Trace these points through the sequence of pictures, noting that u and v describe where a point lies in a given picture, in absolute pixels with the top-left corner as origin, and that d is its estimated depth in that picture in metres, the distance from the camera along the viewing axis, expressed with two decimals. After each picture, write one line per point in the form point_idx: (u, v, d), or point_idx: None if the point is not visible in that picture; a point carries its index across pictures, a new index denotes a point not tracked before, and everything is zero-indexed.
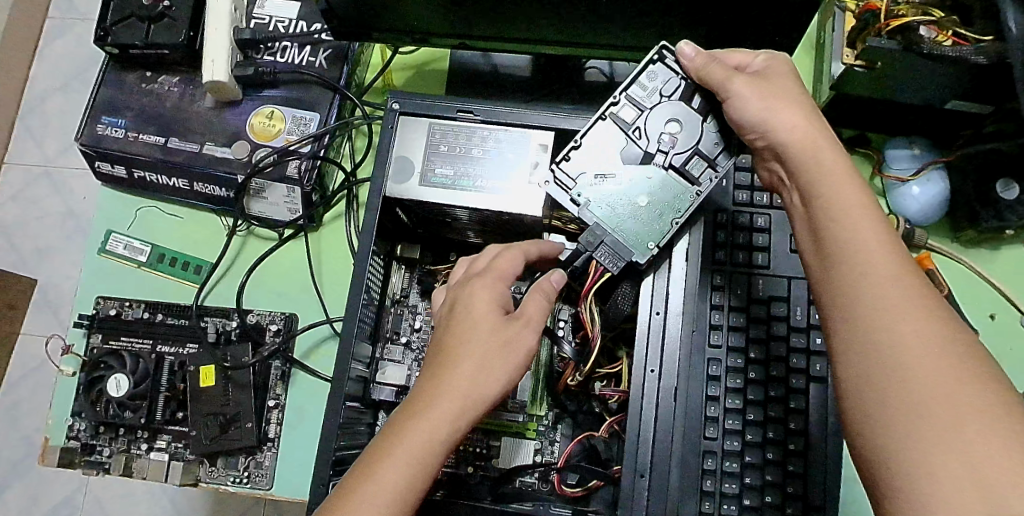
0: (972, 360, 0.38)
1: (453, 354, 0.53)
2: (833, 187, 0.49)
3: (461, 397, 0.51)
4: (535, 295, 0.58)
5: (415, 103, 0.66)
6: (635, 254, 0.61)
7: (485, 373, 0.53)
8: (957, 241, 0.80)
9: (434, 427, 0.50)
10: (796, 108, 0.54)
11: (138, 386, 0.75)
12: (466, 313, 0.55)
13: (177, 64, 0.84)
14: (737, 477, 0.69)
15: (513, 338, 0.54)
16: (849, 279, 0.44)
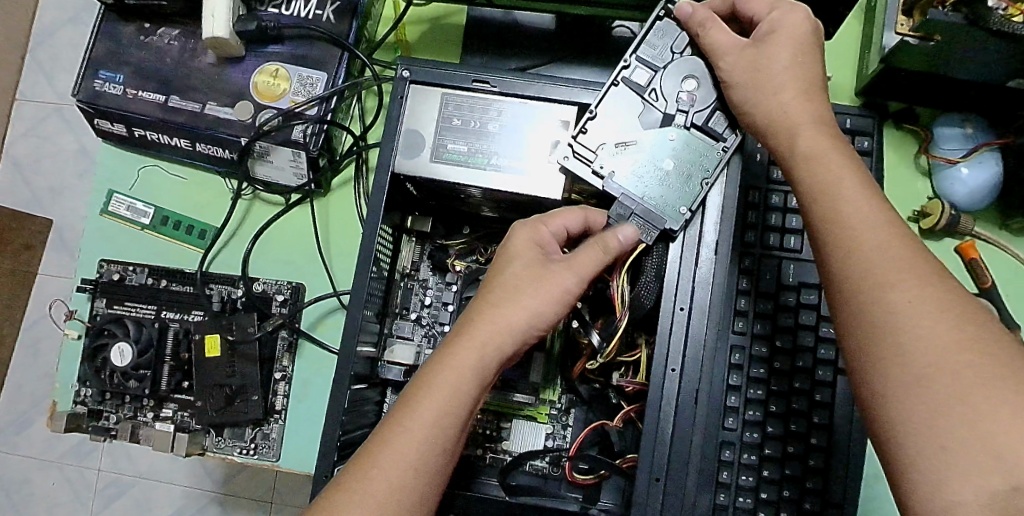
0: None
1: (491, 294, 0.54)
2: (826, 181, 0.47)
3: (494, 324, 0.53)
4: (593, 247, 0.54)
5: (425, 71, 0.61)
6: (668, 221, 0.57)
7: (512, 299, 0.53)
8: (1005, 229, 0.75)
9: (469, 353, 0.52)
10: None
11: (141, 356, 0.73)
12: (508, 253, 0.56)
13: (177, 15, 0.78)
14: (754, 469, 0.66)
15: (543, 268, 0.54)
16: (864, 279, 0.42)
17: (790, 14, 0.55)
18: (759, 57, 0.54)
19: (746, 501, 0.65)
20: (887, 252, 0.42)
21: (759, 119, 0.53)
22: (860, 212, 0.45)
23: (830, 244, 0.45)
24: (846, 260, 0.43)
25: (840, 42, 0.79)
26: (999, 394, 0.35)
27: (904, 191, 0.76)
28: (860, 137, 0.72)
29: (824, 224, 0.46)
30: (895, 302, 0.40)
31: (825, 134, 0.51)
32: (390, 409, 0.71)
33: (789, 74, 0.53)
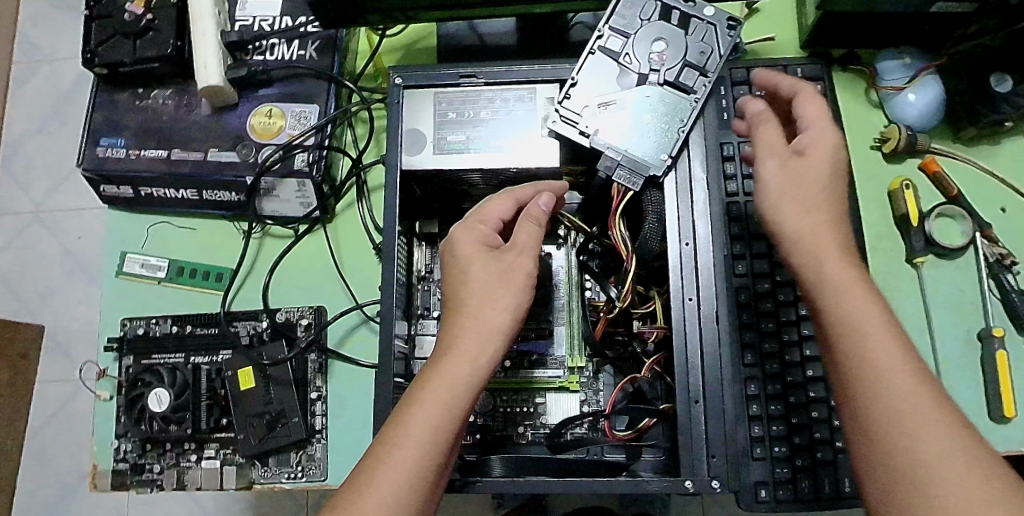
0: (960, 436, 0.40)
1: (461, 301, 0.54)
2: (854, 319, 0.45)
3: (476, 325, 0.53)
4: (527, 224, 0.58)
5: (416, 74, 0.66)
6: (651, 168, 0.61)
7: (489, 300, 0.54)
8: (959, 141, 0.82)
9: (461, 357, 0.51)
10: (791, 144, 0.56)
11: (179, 398, 0.76)
12: (460, 261, 0.56)
13: (168, 76, 0.83)
14: (782, 398, 0.70)
15: (508, 264, 0.56)
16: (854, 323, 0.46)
17: (830, 129, 0.54)
18: (796, 168, 0.53)
19: (781, 429, 0.69)
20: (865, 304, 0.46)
21: (787, 229, 0.51)
22: (889, 357, 0.43)
23: (857, 384, 0.44)
24: (880, 411, 0.42)
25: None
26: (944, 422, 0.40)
27: (862, 124, 0.82)
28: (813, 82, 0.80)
29: (856, 364, 0.44)
30: (924, 455, 0.40)
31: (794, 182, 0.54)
32: None
33: (820, 183, 0.52)
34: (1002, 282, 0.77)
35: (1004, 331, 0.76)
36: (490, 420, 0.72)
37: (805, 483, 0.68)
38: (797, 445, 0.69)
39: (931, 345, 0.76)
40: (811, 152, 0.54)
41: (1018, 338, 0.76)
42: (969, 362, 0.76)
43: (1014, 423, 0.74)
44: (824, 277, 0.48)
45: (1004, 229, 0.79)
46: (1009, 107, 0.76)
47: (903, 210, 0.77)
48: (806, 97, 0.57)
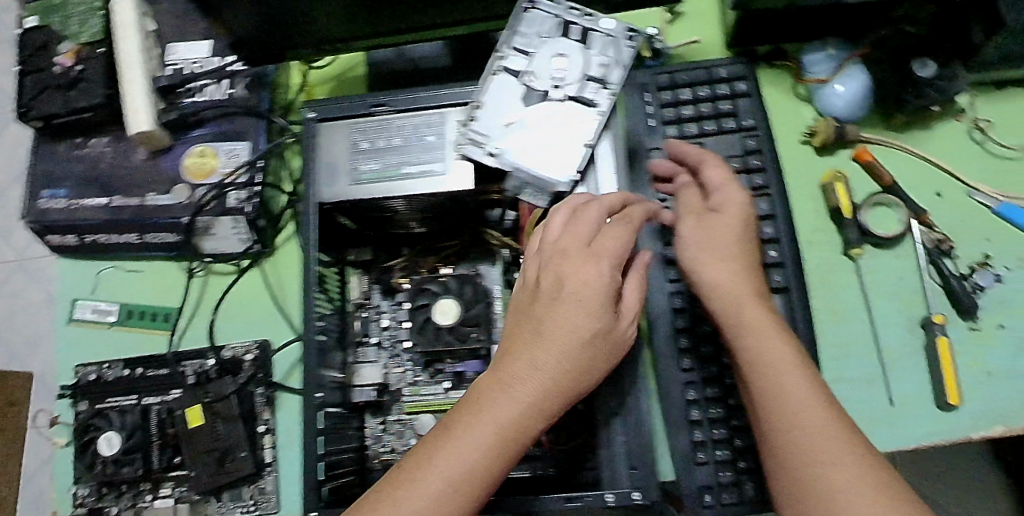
0: (837, 434, 0.51)
1: (543, 330, 0.55)
2: (770, 359, 0.57)
3: (551, 359, 0.54)
4: (610, 247, 0.57)
5: (330, 107, 0.67)
6: (558, 183, 0.60)
7: (565, 337, 0.54)
8: (891, 128, 0.81)
9: (523, 391, 0.53)
10: (693, 205, 0.67)
11: (129, 441, 0.77)
12: (541, 289, 0.57)
13: (104, 124, 0.84)
14: (720, 401, 0.73)
15: (590, 304, 0.55)
16: (762, 354, 0.57)
17: (738, 190, 0.66)
18: (710, 226, 0.64)
19: (721, 431, 0.72)
20: (762, 329, 0.58)
21: (709, 281, 0.62)
22: (791, 383, 0.55)
23: (763, 405, 0.56)
24: (787, 433, 0.53)
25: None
26: (825, 422, 0.52)
27: (793, 118, 0.82)
28: (737, 81, 0.80)
29: (759, 387, 0.56)
30: (829, 479, 0.49)
31: (708, 229, 0.64)
32: (372, 433, 0.76)
33: (734, 240, 0.63)
34: (941, 268, 0.76)
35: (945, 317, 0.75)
36: None
37: (749, 485, 0.70)
38: (738, 448, 0.71)
39: (873, 336, 0.76)
40: (722, 213, 0.65)
41: (959, 322, 0.76)
42: (914, 351, 0.75)
43: (960, 409, 0.73)
44: (744, 319, 0.59)
45: (939, 212, 0.79)
46: (934, 91, 0.75)
47: (835, 203, 0.77)
48: (711, 165, 0.69)
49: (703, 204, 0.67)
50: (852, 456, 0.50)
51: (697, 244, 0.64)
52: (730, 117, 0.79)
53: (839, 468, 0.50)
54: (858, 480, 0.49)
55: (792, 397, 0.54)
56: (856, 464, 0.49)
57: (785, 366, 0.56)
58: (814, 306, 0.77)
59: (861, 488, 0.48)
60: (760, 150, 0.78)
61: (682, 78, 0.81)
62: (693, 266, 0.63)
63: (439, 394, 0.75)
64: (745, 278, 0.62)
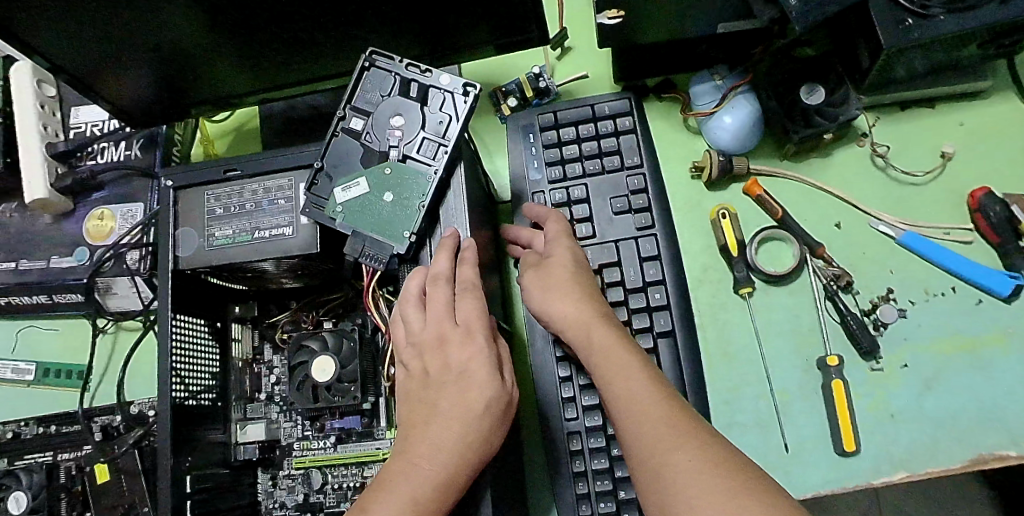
0: (674, 415, 0.54)
1: (430, 411, 0.56)
2: (613, 362, 0.60)
3: (449, 432, 0.54)
4: (472, 307, 0.58)
5: (185, 174, 0.68)
6: (394, 245, 0.60)
7: (460, 408, 0.55)
8: (786, 158, 0.78)
9: (427, 465, 0.53)
10: (535, 261, 0.71)
11: (36, 499, 0.79)
12: (430, 372, 0.57)
13: (12, 190, 0.87)
14: (605, 451, 0.71)
15: (469, 373, 0.56)
16: (602, 364, 0.61)
17: (565, 239, 0.71)
18: (547, 268, 0.69)
19: (605, 483, 0.70)
20: (600, 338, 0.62)
21: (558, 315, 0.66)
22: (637, 384, 0.58)
23: (620, 420, 0.57)
24: (634, 427, 0.55)
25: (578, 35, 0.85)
26: (661, 406, 0.55)
27: (683, 152, 0.79)
28: (621, 117, 0.77)
29: (613, 402, 0.58)
30: (681, 462, 0.51)
31: (546, 272, 0.69)
32: (264, 488, 0.76)
33: (571, 272, 0.68)
34: (838, 305, 0.72)
35: (842, 358, 0.72)
36: (326, 498, 0.74)
37: None
38: (623, 498, 0.69)
39: (766, 378, 0.73)
40: (554, 258, 0.70)
41: (859, 362, 0.72)
42: (811, 392, 0.72)
43: (859, 455, 0.70)
44: (595, 343, 0.62)
45: (840, 245, 0.75)
46: (822, 119, 0.72)
47: (722, 240, 0.74)
48: (547, 219, 0.74)
49: (540, 256, 0.72)
50: (689, 435, 0.52)
51: (539, 282, 0.69)
52: (614, 156, 0.76)
53: (680, 444, 0.52)
54: (698, 454, 0.51)
55: (630, 394, 0.57)
56: (692, 438, 0.52)
57: (620, 364, 0.60)
58: (704, 348, 0.74)
59: (703, 460, 0.50)
60: (645, 189, 0.75)
61: (566, 116, 0.78)
62: (541, 305, 0.67)
63: (327, 448, 0.75)
64: (588, 298, 0.66)
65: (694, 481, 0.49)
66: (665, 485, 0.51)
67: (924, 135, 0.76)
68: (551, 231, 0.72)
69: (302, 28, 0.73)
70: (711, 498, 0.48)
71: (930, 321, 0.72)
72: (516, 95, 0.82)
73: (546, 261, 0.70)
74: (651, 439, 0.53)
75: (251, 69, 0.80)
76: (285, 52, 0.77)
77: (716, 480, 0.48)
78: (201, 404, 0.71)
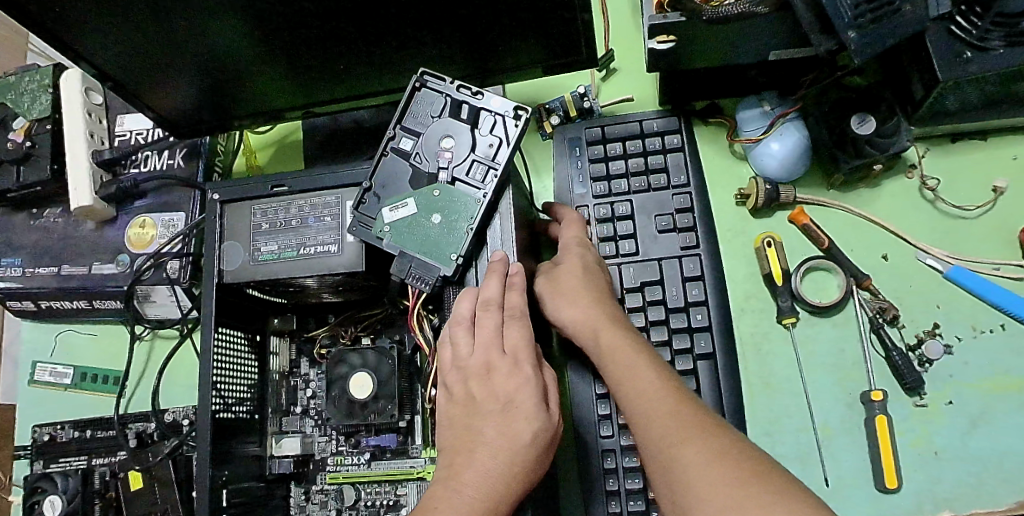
0: (680, 412, 0.54)
1: (476, 435, 0.56)
2: (622, 365, 0.60)
3: (497, 456, 0.54)
4: (522, 330, 0.59)
5: (234, 188, 0.68)
6: (441, 268, 0.60)
7: (508, 432, 0.55)
8: (833, 187, 0.77)
9: (476, 488, 0.53)
10: (546, 268, 0.71)
11: (70, 504, 0.80)
12: (476, 399, 0.57)
13: (57, 196, 0.89)
14: (639, 471, 0.69)
15: (516, 398, 0.56)
16: (612, 368, 0.60)
17: (581, 244, 0.71)
18: (558, 273, 0.69)
19: (638, 503, 0.69)
20: (607, 340, 0.62)
21: (569, 321, 0.65)
22: (648, 383, 0.57)
23: (635, 423, 0.56)
24: (645, 427, 0.55)
25: (623, 60, 0.85)
26: (669, 403, 0.55)
27: (727, 177, 0.79)
28: (669, 135, 0.77)
29: (626, 405, 0.58)
30: (690, 458, 0.50)
31: (555, 276, 0.69)
32: (297, 501, 0.76)
33: (580, 277, 0.68)
34: (883, 339, 0.71)
35: (886, 393, 0.70)
36: (360, 514, 0.73)
37: None
38: None
39: (807, 408, 0.72)
40: (565, 264, 0.69)
41: (903, 398, 0.71)
42: (852, 425, 0.71)
43: (901, 492, 0.68)
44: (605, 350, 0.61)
45: (886, 277, 0.74)
46: (874, 149, 0.71)
47: (766, 269, 0.74)
48: (569, 223, 0.74)
49: (552, 262, 0.71)
50: (694, 432, 0.51)
51: (549, 286, 0.68)
52: (661, 174, 0.77)
53: (686, 439, 0.51)
54: (704, 449, 0.50)
55: (639, 394, 0.57)
56: (697, 435, 0.51)
57: (627, 365, 0.59)
58: (745, 377, 0.73)
59: (709, 456, 0.49)
60: (690, 208, 0.75)
61: (613, 131, 0.79)
62: (552, 311, 0.67)
63: (361, 465, 0.74)
64: (597, 302, 0.65)
65: (705, 477, 0.48)
66: (680, 488, 0.49)
67: (976, 168, 0.75)
68: (571, 236, 0.73)
69: (352, 48, 0.74)
70: (718, 493, 0.46)
71: (977, 357, 0.70)
72: (560, 113, 0.82)
73: (559, 267, 0.70)
74: (660, 439, 0.53)
75: (296, 83, 0.80)
76: (331, 68, 0.78)
77: (728, 475, 0.47)
78: (238, 416, 0.72)
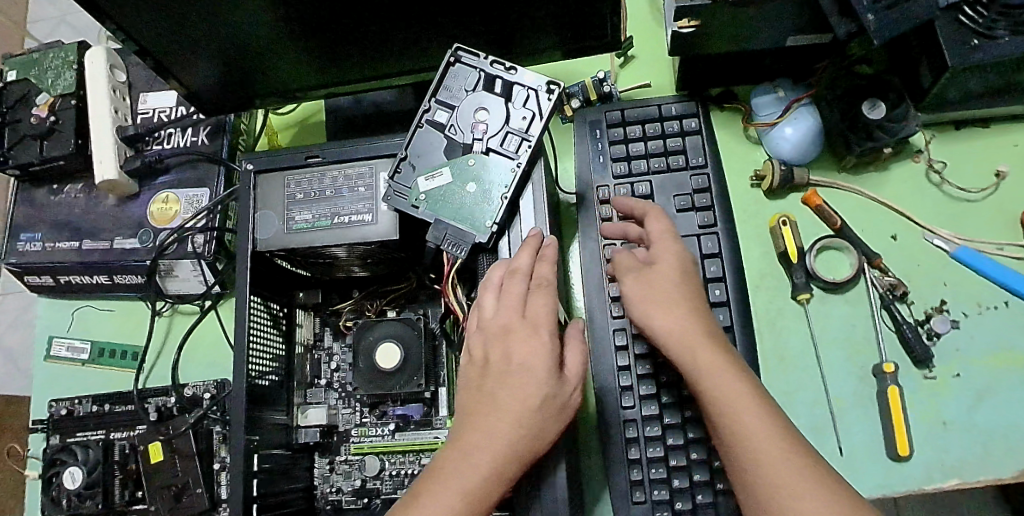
0: (792, 456, 0.54)
1: (489, 397, 0.58)
2: (725, 389, 0.58)
3: (511, 420, 0.55)
4: (545, 299, 0.60)
5: (268, 158, 0.69)
6: (476, 234, 0.62)
7: (523, 398, 0.56)
8: (844, 170, 0.80)
9: (487, 450, 0.55)
10: (636, 269, 0.68)
11: (91, 475, 0.80)
12: (494, 362, 0.59)
13: (78, 171, 0.89)
14: (660, 440, 0.72)
15: (534, 365, 0.57)
16: (711, 389, 0.58)
17: (672, 241, 0.68)
18: (649, 276, 0.66)
19: (659, 471, 0.71)
20: (708, 357, 0.60)
21: (662, 330, 0.63)
22: (753, 414, 0.56)
23: (736, 451, 0.56)
24: (752, 461, 0.55)
25: (642, 47, 0.87)
26: (779, 442, 0.55)
27: (742, 160, 0.82)
28: (687, 118, 0.80)
29: (724, 431, 0.57)
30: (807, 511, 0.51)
31: (648, 280, 0.66)
32: (321, 473, 0.77)
33: (675, 284, 0.65)
34: (894, 314, 0.74)
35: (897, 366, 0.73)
36: (383, 484, 0.75)
37: None
38: (676, 487, 0.70)
39: (822, 382, 0.75)
40: (657, 267, 0.67)
41: (913, 371, 0.73)
42: (864, 397, 0.73)
43: (912, 460, 0.71)
44: (698, 368, 0.60)
45: (896, 257, 0.77)
46: (885, 134, 0.74)
47: (782, 247, 0.76)
48: (654, 216, 0.71)
49: (640, 262, 0.69)
50: (809, 483, 0.53)
51: (640, 291, 0.66)
52: (679, 155, 0.79)
53: (801, 491, 0.52)
54: (823, 507, 0.51)
55: (745, 427, 0.56)
56: (812, 487, 0.52)
57: (731, 388, 0.58)
58: (761, 352, 0.76)
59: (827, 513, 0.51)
60: (708, 188, 0.78)
61: (633, 115, 0.81)
62: (642, 315, 0.65)
63: (385, 436, 0.76)
64: (691, 314, 0.63)
65: None
66: None
67: (978, 153, 0.78)
68: (663, 232, 0.69)
69: (381, 28, 0.76)
70: None
71: (982, 333, 0.73)
72: (580, 97, 0.84)
73: (652, 270, 0.67)
74: (769, 482, 0.54)
75: (323, 63, 0.81)
76: (359, 48, 0.79)
77: None
78: (267, 384, 0.72)
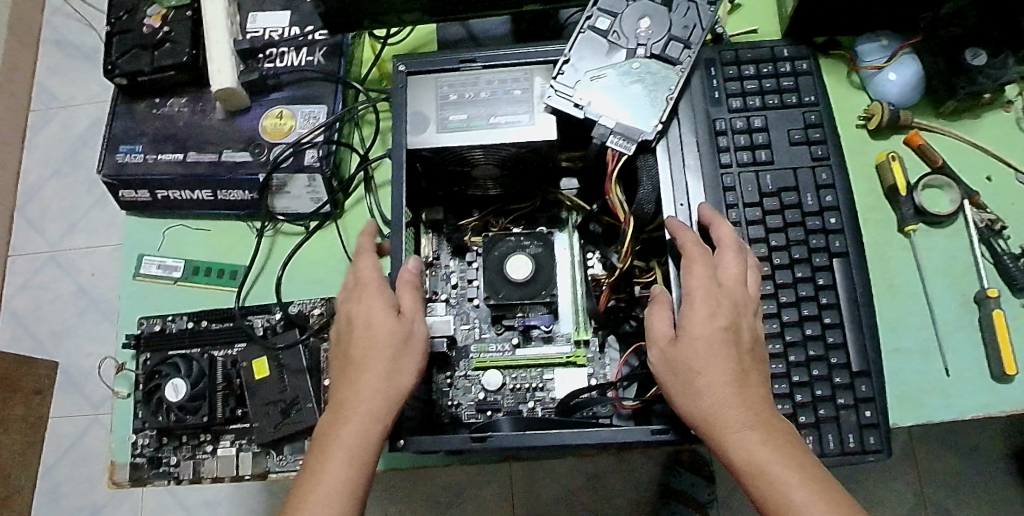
0: None
1: (349, 367, 0.60)
2: (767, 487, 0.52)
3: (370, 372, 0.58)
4: (368, 262, 0.63)
5: (421, 62, 0.71)
6: (644, 132, 0.66)
7: (375, 346, 0.59)
8: (942, 115, 0.85)
9: (355, 407, 0.57)
10: (662, 339, 0.60)
11: (195, 387, 0.78)
12: (346, 334, 0.62)
13: (184, 85, 0.88)
14: (782, 357, 0.74)
15: (372, 314, 0.60)
16: (757, 481, 0.53)
17: (702, 300, 0.59)
18: (679, 355, 0.58)
19: (782, 385, 0.73)
20: (751, 450, 0.54)
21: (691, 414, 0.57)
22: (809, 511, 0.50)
23: None
24: None
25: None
26: None
27: (845, 104, 0.86)
28: (799, 60, 0.84)
29: None
30: None
31: (676, 356, 0.58)
32: (439, 387, 0.75)
33: (707, 357, 0.57)
34: (994, 246, 0.79)
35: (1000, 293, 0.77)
36: (505, 398, 0.75)
37: (809, 438, 0.72)
38: (799, 402, 0.73)
39: (927, 308, 0.78)
40: (690, 335, 0.58)
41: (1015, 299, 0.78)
42: (968, 323, 0.77)
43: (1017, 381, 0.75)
44: (734, 460, 0.54)
45: (991, 195, 0.82)
46: (985, 79, 0.79)
47: (891, 181, 0.81)
48: (689, 262, 0.62)
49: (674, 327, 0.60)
50: None
51: (670, 371, 0.58)
52: (792, 94, 0.83)
53: None
54: None
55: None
56: None
57: (778, 486, 0.52)
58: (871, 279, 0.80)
59: None
60: (821, 124, 0.81)
61: (745, 55, 0.85)
62: (671, 396, 0.58)
63: (505, 351, 0.76)
64: (728, 397, 0.56)
65: None
66: None
67: None
68: (692, 282, 0.61)
69: None
70: None
71: None
72: None
73: (685, 341, 0.58)
74: None
75: None
76: None
77: None
78: None
